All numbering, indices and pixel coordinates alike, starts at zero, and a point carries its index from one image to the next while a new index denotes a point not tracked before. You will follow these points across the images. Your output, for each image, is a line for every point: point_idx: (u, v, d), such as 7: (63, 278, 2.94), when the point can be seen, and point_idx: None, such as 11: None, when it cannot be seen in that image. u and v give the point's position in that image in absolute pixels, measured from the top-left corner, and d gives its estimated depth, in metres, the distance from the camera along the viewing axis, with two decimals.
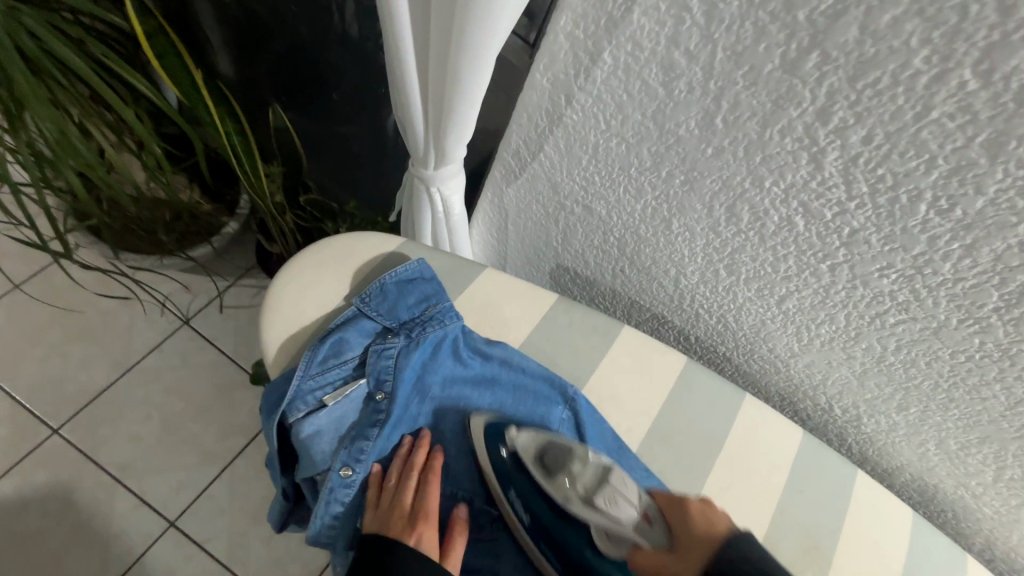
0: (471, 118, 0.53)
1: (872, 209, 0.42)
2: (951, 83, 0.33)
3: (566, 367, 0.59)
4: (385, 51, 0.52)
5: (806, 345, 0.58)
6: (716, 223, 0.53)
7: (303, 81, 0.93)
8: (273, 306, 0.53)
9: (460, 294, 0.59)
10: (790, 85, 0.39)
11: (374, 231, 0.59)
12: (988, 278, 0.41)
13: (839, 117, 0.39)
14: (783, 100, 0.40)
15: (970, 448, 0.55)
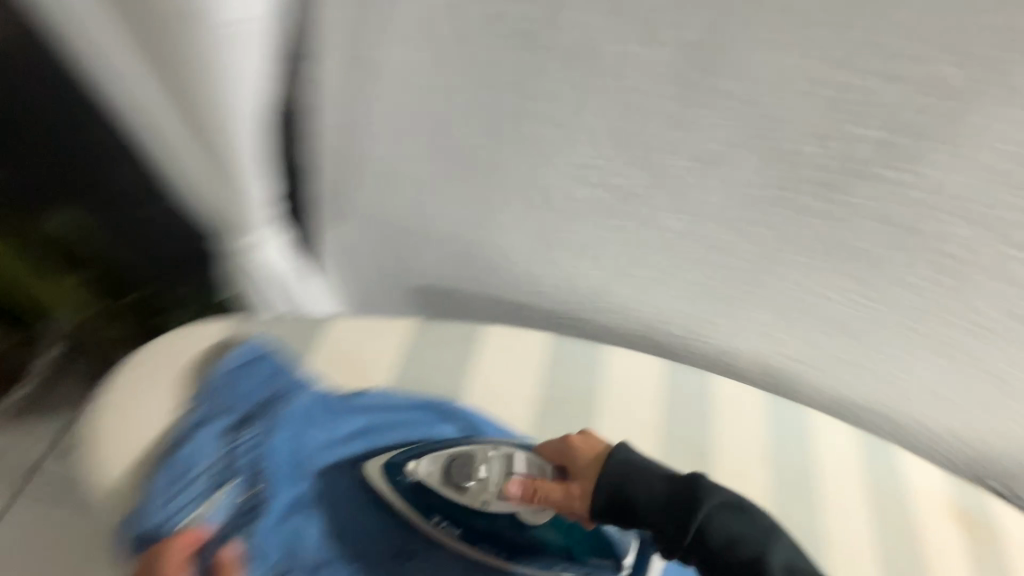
0: (248, 163, 0.53)
1: (632, 164, 0.52)
2: (637, 54, 0.44)
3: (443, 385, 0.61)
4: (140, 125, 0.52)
5: (640, 291, 0.67)
6: (530, 210, 0.60)
7: (70, 174, 0.80)
8: (103, 439, 0.49)
9: (315, 354, 0.59)
10: (535, 82, 0.47)
11: (202, 322, 0.58)
12: (729, 195, 0.52)
13: (577, 97, 0.47)
14: (535, 95, 0.48)
15: (782, 334, 0.67)
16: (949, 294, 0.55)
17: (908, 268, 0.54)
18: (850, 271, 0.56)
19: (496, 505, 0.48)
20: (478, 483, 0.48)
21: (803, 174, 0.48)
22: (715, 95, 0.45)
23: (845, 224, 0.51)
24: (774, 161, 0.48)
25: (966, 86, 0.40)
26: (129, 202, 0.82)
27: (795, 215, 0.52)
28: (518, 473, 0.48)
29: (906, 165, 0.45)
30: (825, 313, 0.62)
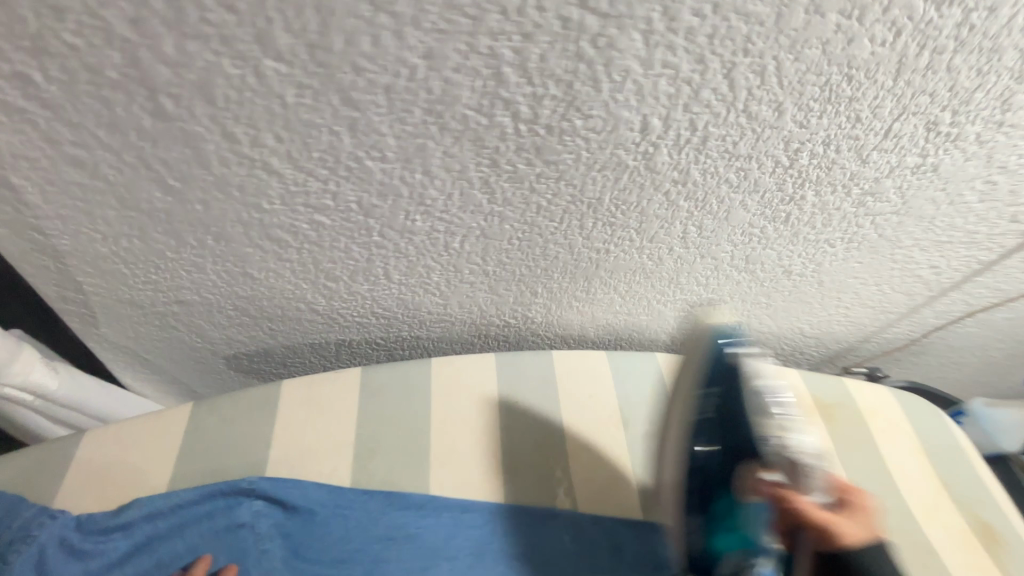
0: None
1: (347, 182, 0.48)
2: (269, 73, 0.38)
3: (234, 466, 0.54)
4: None
5: (442, 295, 0.66)
6: (280, 252, 0.55)
7: None
8: None
9: (66, 479, 0.50)
10: (178, 130, 0.41)
11: None
12: (457, 185, 0.49)
13: (240, 132, 0.42)
14: (191, 141, 0.42)
15: (588, 290, 0.69)
16: (696, 210, 0.57)
17: (650, 201, 0.55)
18: (606, 218, 0.56)
19: (783, 463, 0.47)
20: (782, 442, 0.47)
21: (507, 147, 0.46)
22: (372, 94, 0.40)
23: (572, 180, 0.51)
24: (472, 143, 0.45)
25: (604, 27, 0.38)
26: None
27: (524, 185, 0.51)
28: (810, 475, 0.47)
29: (593, 113, 0.44)
30: (608, 259, 0.63)
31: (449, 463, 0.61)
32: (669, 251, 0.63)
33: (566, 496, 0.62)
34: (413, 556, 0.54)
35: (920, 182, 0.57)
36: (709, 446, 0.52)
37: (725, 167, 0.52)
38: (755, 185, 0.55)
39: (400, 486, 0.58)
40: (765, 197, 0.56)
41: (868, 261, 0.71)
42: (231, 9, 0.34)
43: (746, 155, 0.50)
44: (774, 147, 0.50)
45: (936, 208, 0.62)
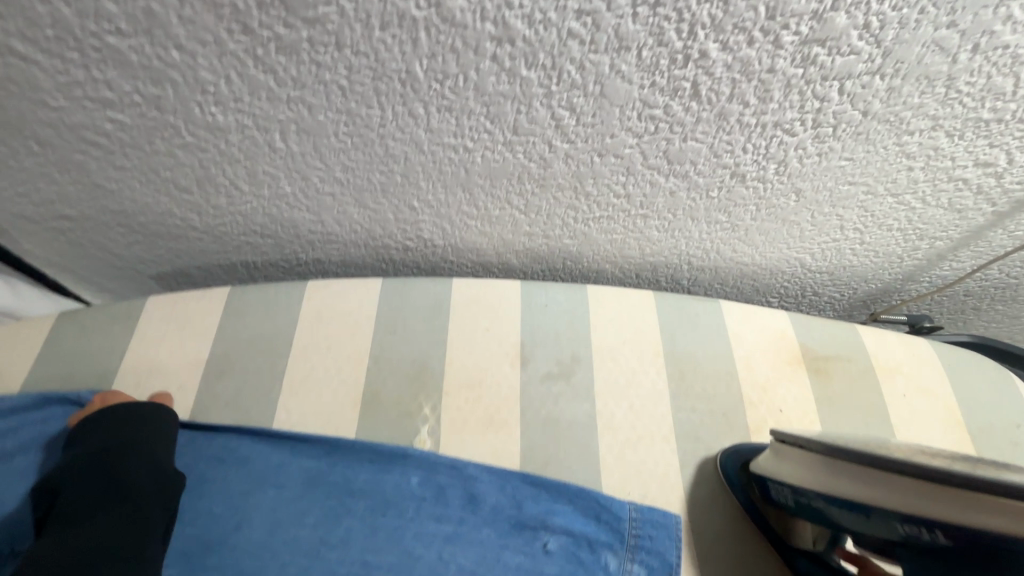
0: None
1: (109, 67, 0.43)
2: None
3: (86, 373, 0.56)
4: None
5: (311, 210, 0.60)
6: (110, 158, 0.52)
7: None
8: None
9: None
10: None
11: None
12: (226, 61, 0.42)
13: None
14: None
15: (478, 203, 0.58)
16: (554, 84, 0.43)
17: (480, 73, 0.42)
18: (436, 102, 0.45)
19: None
20: None
21: (245, 2, 0.37)
22: None
23: (358, 47, 0.40)
24: (202, 1, 0.37)
25: None
26: None
27: (303, 58, 0.41)
28: None
29: None
30: (475, 161, 0.51)
31: (303, 388, 0.56)
32: (551, 148, 0.50)
33: (426, 436, 0.55)
34: (241, 477, 0.52)
35: (898, 16, 0.37)
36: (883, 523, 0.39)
37: (557, 13, 0.37)
38: (621, 39, 0.39)
39: (244, 409, 0.55)
40: (645, 57, 0.40)
41: (863, 158, 0.50)
42: None
43: None
44: None
45: (951, 62, 0.40)
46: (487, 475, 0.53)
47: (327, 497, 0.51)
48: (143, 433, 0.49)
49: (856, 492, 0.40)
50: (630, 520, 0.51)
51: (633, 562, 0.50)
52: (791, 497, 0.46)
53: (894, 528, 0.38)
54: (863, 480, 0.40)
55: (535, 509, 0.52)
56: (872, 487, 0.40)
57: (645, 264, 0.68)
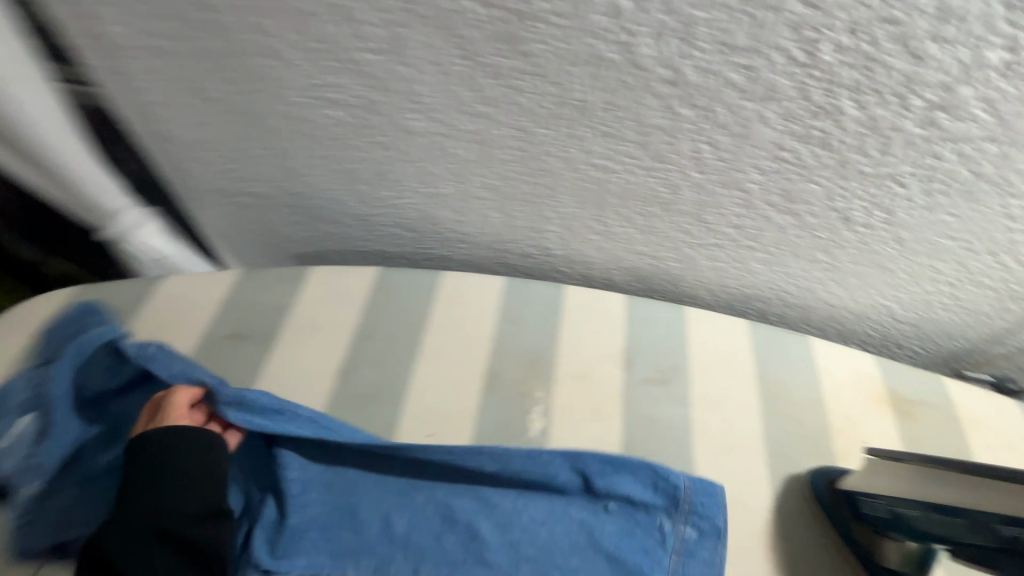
0: (72, 141, 0.67)
1: (348, 76, 0.54)
2: None
3: (230, 369, 0.63)
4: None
5: (458, 210, 0.70)
6: (313, 148, 0.64)
7: None
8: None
9: (150, 300, 0.68)
10: (215, 21, 0.51)
11: (53, 292, 0.69)
12: (442, 79, 0.52)
13: (257, 22, 0.50)
14: (225, 32, 0.52)
15: (604, 219, 0.66)
16: (702, 122, 0.52)
17: (643, 106, 0.51)
18: (599, 127, 0.54)
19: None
20: None
21: (478, 36, 0.48)
22: None
23: (553, 77, 0.50)
24: (445, 32, 0.48)
25: None
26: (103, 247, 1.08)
27: (504, 82, 0.51)
28: None
29: None
30: (615, 182, 0.60)
31: (434, 359, 0.65)
32: (683, 176, 0.58)
33: (538, 416, 0.62)
34: (382, 423, 0.60)
35: (1019, 94, 0.44)
36: (991, 526, 0.45)
37: (723, 65, 0.46)
38: (770, 90, 0.48)
39: (383, 368, 0.64)
40: (787, 107, 0.49)
41: (965, 215, 0.56)
42: None
43: (746, 48, 0.45)
44: (780, 36, 0.43)
45: None
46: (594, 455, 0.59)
47: None
48: (166, 473, 0.51)
49: (962, 496, 0.46)
50: (686, 490, 0.55)
51: (687, 524, 0.54)
52: (890, 507, 0.52)
53: (999, 531, 0.44)
54: (966, 487, 0.47)
55: (601, 482, 0.56)
56: (974, 493, 0.46)
57: (740, 295, 0.75)
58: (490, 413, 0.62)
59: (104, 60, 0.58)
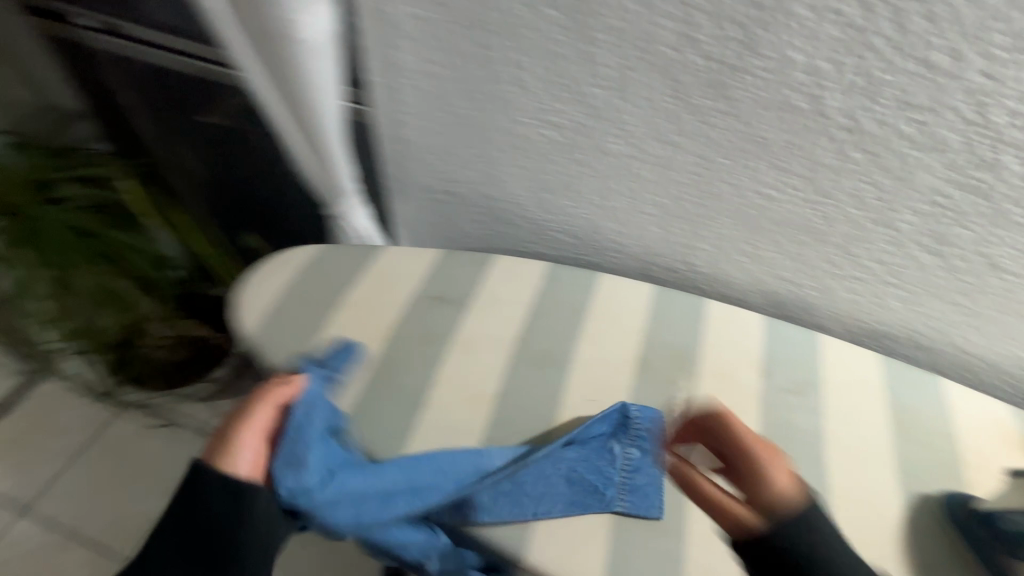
0: (334, 126, 0.81)
1: (573, 104, 0.70)
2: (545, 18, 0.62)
3: (437, 325, 0.76)
4: (270, 113, 0.80)
5: (624, 223, 0.82)
6: (519, 159, 0.80)
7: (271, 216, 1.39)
8: (259, 299, 0.76)
9: (373, 265, 0.81)
10: (486, 57, 0.69)
11: (296, 249, 0.83)
12: (650, 113, 0.67)
13: (518, 59, 0.68)
14: (490, 65, 0.70)
15: (756, 243, 0.76)
16: (870, 166, 0.62)
17: (818, 147, 0.62)
18: (775, 161, 0.66)
19: None
20: None
21: (692, 81, 0.62)
22: (602, 34, 0.61)
23: (746, 119, 0.63)
24: (666, 77, 0.62)
25: None
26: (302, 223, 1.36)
27: (702, 118, 0.65)
28: None
29: (769, 53, 0.56)
30: (776, 209, 0.71)
31: (596, 342, 0.76)
32: (841, 211, 0.68)
33: (683, 400, 0.72)
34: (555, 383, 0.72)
35: None
36: None
37: (900, 118, 0.57)
38: (939, 144, 0.57)
39: (555, 342, 0.76)
40: (952, 158, 0.58)
41: None
42: None
43: (924, 106, 0.55)
44: (956, 98, 0.53)
45: None
46: None
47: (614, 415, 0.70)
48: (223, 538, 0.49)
49: None
50: (636, 419, 0.68)
51: (632, 445, 0.67)
52: None
53: None
54: None
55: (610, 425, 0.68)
56: None
57: (872, 330, 0.81)
58: (644, 393, 0.72)
59: (388, 78, 0.78)
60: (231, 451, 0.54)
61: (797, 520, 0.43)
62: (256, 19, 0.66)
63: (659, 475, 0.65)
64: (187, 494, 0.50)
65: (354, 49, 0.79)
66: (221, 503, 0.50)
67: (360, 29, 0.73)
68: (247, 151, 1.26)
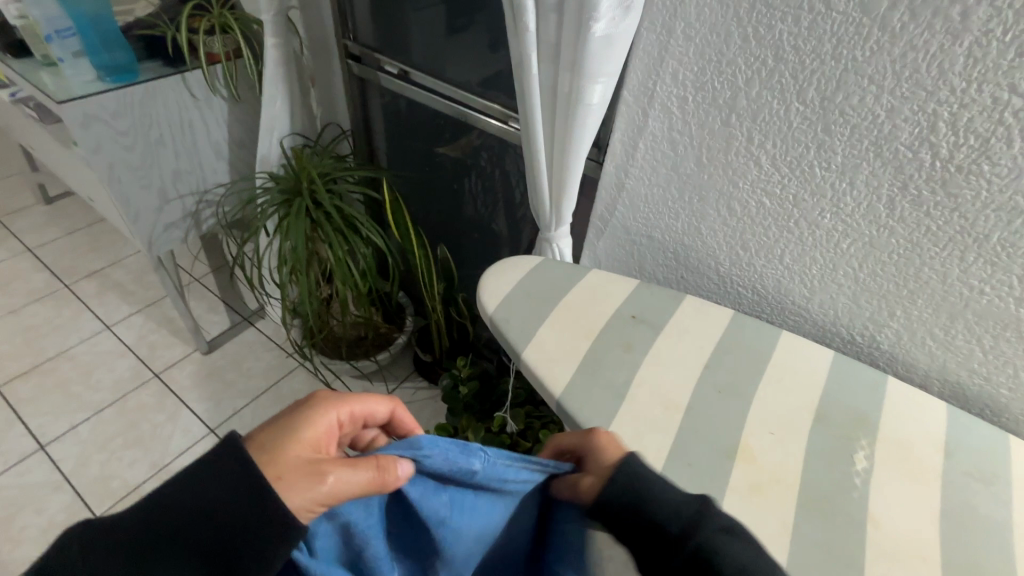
0: (577, 172, 0.97)
1: (796, 180, 0.83)
2: (793, 111, 0.78)
3: (635, 337, 0.90)
4: (528, 154, 1.00)
5: (812, 289, 0.92)
6: (725, 219, 0.94)
7: (465, 230, 1.67)
8: (495, 286, 0.97)
9: (585, 277, 0.99)
10: (727, 133, 0.86)
11: (522, 258, 1.03)
12: (871, 197, 0.78)
13: (757, 138, 0.83)
14: (729, 139, 0.86)
15: (951, 330, 0.81)
16: None
17: None
18: (989, 256, 0.73)
19: None
20: None
21: (919, 176, 0.73)
22: (843, 128, 0.75)
23: (966, 213, 0.72)
24: (894, 169, 0.74)
25: (1022, 102, 0.63)
26: (491, 240, 1.62)
27: (921, 209, 0.75)
28: None
29: (1002, 162, 0.66)
30: (981, 301, 0.77)
31: (774, 384, 0.85)
32: None
33: (864, 456, 0.77)
34: (735, 410, 0.82)
35: None
36: None
37: None
38: None
39: (735, 376, 0.86)
40: None
41: None
42: (794, 78, 0.76)
43: None
44: None
45: None
46: (912, 504, 0.73)
47: (791, 450, 0.78)
48: (227, 559, 0.47)
49: None
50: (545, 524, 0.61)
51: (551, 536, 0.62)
52: None
53: None
54: None
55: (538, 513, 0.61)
56: None
57: None
58: (819, 439, 0.79)
59: (630, 138, 0.97)
60: (300, 493, 0.50)
61: (613, 482, 0.54)
62: (559, 82, 0.89)
63: (834, 514, 0.71)
64: (213, 484, 0.48)
65: (607, 114, 1.01)
66: (258, 526, 0.47)
67: (621, 99, 0.95)
68: (464, 177, 1.55)
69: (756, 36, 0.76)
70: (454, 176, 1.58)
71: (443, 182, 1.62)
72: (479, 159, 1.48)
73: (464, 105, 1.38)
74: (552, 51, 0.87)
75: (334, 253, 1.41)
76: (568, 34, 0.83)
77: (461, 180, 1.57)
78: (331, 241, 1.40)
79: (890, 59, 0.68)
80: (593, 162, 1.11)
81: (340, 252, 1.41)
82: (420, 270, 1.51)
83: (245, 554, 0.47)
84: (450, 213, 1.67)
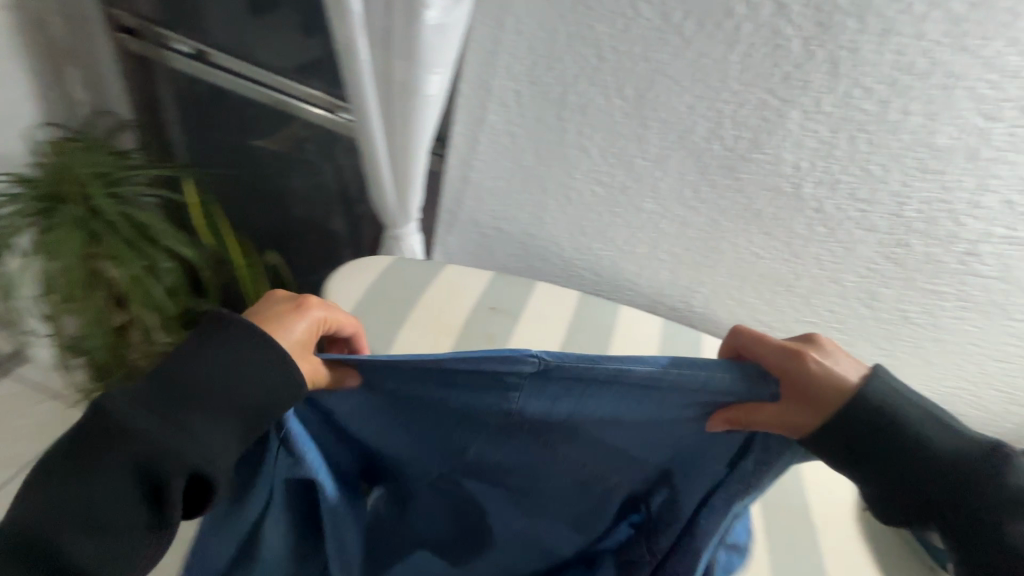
0: (421, 168, 0.93)
1: (620, 171, 0.93)
2: (614, 106, 0.86)
3: (495, 328, 0.91)
4: (364, 149, 0.94)
5: (641, 265, 1.03)
6: (564, 207, 1.00)
7: (297, 233, 1.50)
8: (344, 292, 0.89)
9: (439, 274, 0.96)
10: (561, 126, 0.91)
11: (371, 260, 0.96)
12: (680, 182, 0.90)
13: (586, 131, 0.90)
14: (562, 132, 0.92)
15: (742, 289, 0.99)
16: (828, 237, 0.87)
17: (795, 221, 0.88)
18: (763, 228, 0.90)
19: None
20: None
21: (713, 163, 0.87)
22: (655, 123, 0.86)
23: (746, 194, 0.88)
24: (696, 158, 0.87)
25: (777, 103, 0.78)
26: (328, 242, 1.48)
27: (716, 191, 0.89)
28: None
29: (768, 151, 0.83)
30: (760, 263, 0.95)
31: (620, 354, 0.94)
32: (806, 269, 0.92)
33: None
34: None
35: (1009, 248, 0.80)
36: None
37: (850, 207, 0.83)
38: (871, 226, 0.84)
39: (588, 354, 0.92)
40: (881, 238, 0.84)
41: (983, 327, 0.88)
42: (613, 77, 0.84)
43: (865, 200, 0.82)
44: (884, 197, 0.81)
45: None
46: None
47: None
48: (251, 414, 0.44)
49: None
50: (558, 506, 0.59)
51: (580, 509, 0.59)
52: None
53: None
54: None
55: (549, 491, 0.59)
56: None
57: None
58: None
59: (473, 130, 0.97)
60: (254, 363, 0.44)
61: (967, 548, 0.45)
62: (394, 70, 0.84)
63: None
64: (237, 333, 0.45)
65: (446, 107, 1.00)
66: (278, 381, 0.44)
67: (459, 92, 0.94)
68: (291, 174, 1.40)
69: (580, 35, 0.82)
70: (279, 173, 1.41)
71: (265, 180, 1.43)
72: (306, 154, 1.34)
73: (280, 92, 1.24)
74: (383, 38, 0.82)
75: (125, 275, 1.14)
76: (398, 19, 0.79)
77: (287, 177, 1.41)
78: (119, 261, 1.13)
79: (686, 63, 0.79)
80: (436, 155, 1.09)
81: (133, 273, 1.14)
82: (246, 283, 1.30)
83: (268, 398, 0.44)
84: (277, 214, 1.48)
